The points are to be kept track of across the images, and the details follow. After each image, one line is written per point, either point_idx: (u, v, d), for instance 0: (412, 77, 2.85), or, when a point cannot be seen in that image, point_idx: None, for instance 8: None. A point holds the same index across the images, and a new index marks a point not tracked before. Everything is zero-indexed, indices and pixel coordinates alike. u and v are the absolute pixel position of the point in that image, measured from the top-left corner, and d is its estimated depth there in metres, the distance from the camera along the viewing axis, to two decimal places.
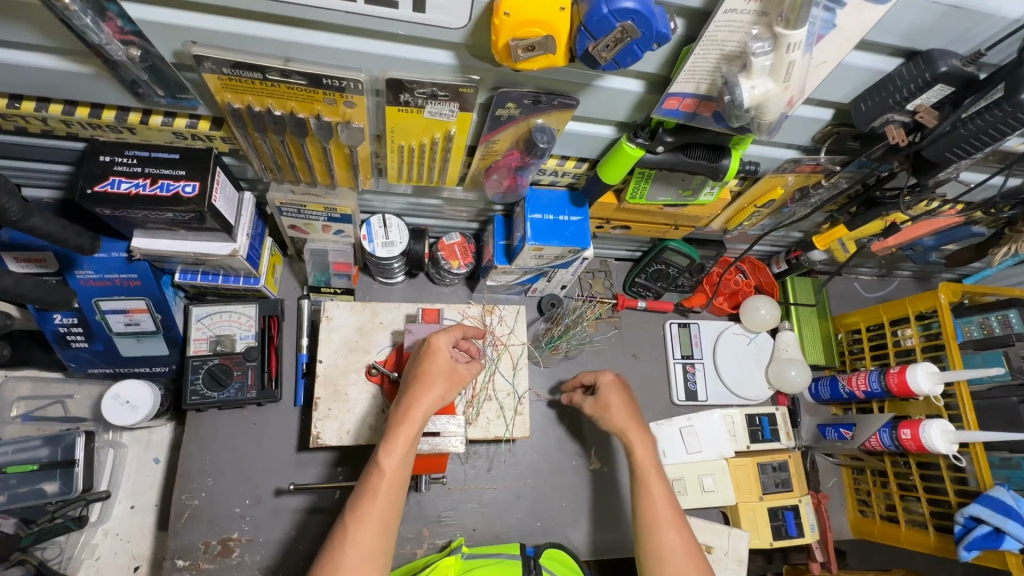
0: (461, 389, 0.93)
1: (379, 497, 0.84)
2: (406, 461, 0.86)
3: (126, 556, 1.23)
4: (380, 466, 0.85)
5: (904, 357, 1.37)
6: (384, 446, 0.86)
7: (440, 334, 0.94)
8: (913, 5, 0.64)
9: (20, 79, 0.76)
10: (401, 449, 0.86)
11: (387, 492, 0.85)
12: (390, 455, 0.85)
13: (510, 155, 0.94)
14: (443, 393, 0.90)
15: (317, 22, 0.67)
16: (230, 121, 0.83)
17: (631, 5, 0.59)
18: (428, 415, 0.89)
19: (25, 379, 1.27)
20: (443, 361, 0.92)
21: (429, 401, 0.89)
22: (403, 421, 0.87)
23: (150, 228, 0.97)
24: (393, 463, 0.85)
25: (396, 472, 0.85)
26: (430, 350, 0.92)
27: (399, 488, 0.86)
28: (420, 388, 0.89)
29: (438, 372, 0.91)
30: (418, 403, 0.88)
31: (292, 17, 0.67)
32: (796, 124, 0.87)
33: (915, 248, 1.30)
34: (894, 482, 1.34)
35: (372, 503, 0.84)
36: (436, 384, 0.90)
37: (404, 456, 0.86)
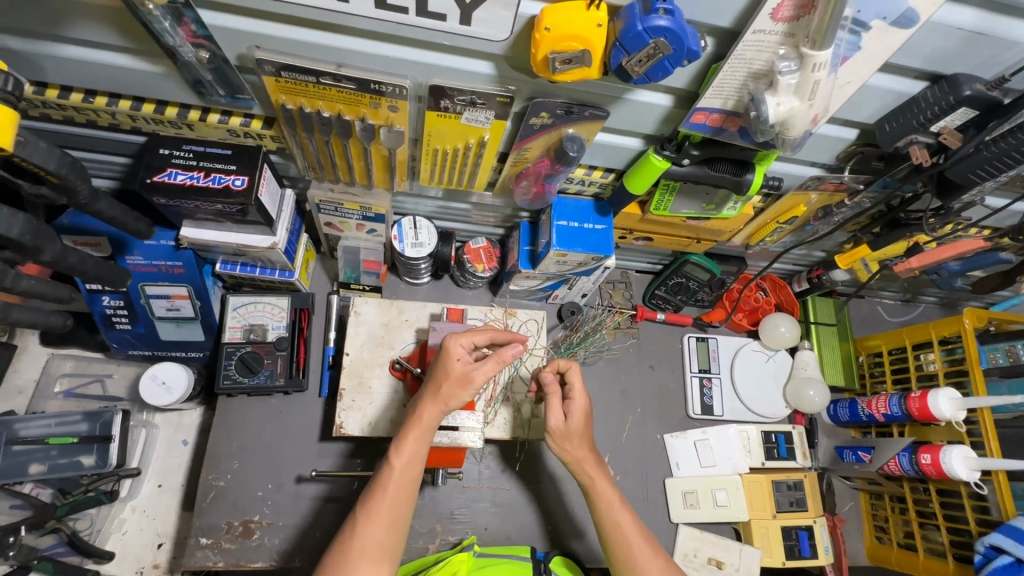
0: (469, 393, 0.89)
1: (387, 494, 0.88)
2: (414, 461, 0.89)
3: (151, 533, 1.27)
4: (390, 463, 0.89)
5: (926, 382, 1.36)
6: (395, 446, 0.90)
7: (456, 337, 0.91)
8: (938, 31, 0.66)
9: (95, 76, 0.83)
10: (410, 451, 0.89)
11: (396, 490, 0.88)
12: (400, 455, 0.89)
13: (540, 162, 0.98)
14: (446, 396, 0.89)
15: (346, 27, 0.72)
16: (281, 121, 0.89)
17: (664, 23, 0.62)
18: (435, 420, 0.91)
19: (69, 357, 1.33)
20: (454, 366, 0.89)
21: (436, 407, 0.90)
22: (413, 425, 0.90)
23: (198, 218, 1.04)
24: (401, 461, 0.89)
25: (405, 470, 0.89)
26: (445, 356, 0.90)
27: (408, 486, 0.89)
28: (429, 395, 0.90)
29: (447, 376, 0.89)
30: (426, 411, 0.90)
31: (323, 22, 0.72)
32: (820, 142, 0.89)
33: (940, 273, 1.29)
34: (913, 509, 1.32)
35: (379, 500, 0.87)
36: (441, 392, 0.89)
37: (412, 457, 0.89)
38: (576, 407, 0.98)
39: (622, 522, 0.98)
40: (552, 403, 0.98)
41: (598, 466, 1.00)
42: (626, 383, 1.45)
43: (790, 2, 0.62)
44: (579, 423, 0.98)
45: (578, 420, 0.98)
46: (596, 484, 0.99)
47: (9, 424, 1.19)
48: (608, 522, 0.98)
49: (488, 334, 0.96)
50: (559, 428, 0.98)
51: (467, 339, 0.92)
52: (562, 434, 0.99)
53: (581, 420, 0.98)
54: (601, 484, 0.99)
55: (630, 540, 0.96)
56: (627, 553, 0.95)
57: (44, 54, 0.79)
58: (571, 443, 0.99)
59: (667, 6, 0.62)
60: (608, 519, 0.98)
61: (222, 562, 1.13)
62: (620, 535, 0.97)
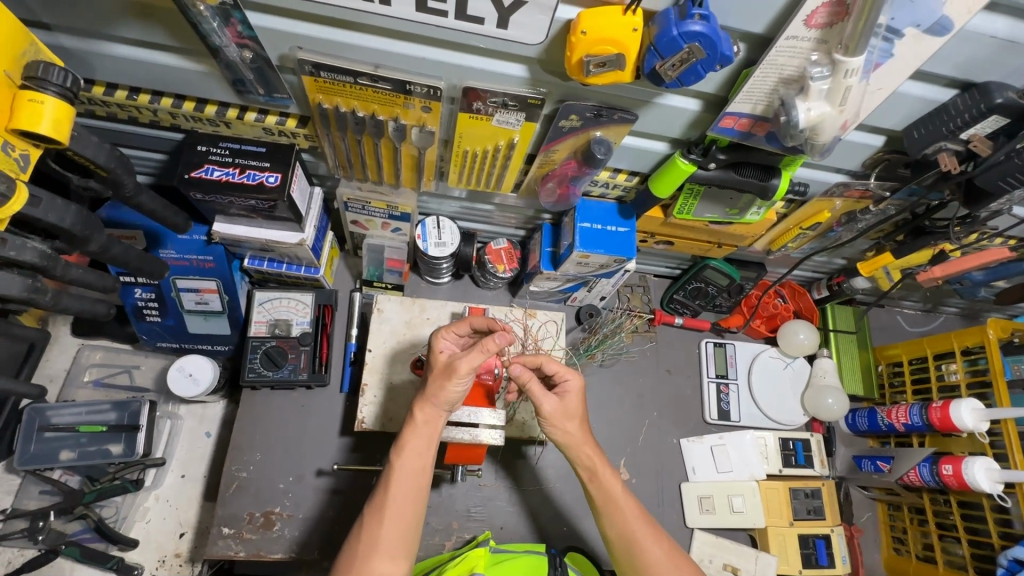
0: (456, 381, 0.87)
1: (390, 495, 0.87)
2: (417, 461, 0.88)
3: (173, 522, 1.29)
4: (391, 466, 0.89)
5: (948, 393, 1.35)
6: (395, 449, 0.89)
7: (438, 334, 0.96)
8: (971, 38, 0.67)
9: (141, 74, 0.86)
10: (410, 453, 0.88)
11: (400, 492, 0.87)
12: (400, 457, 0.89)
13: (567, 164, 1.00)
14: (436, 393, 0.88)
15: (356, 23, 0.74)
16: (316, 120, 0.91)
17: (699, 28, 0.63)
18: (434, 419, 0.90)
19: (98, 348, 1.37)
20: (438, 360, 0.92)
21: (430, 405, 0.89)
22: (410, 427, 0.90)
23: (231, 214, 1.06)
24: (400, 463, 0.88)
25: (407, 471, 0.88)
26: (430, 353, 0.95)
27: (415, 486, 0.88)
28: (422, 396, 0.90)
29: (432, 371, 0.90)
30: (421, 411, 0.90)
31: (333, 18, 0.74)
32: (848, 148, 0.90)
33: (964, 282, 1.29)
34: (933, 521, 1.30)
35: (382, 501, 0.87)
36: (432, 390, 0.89)
37: (413, 458, 0.88)
38: (572, 388, 0.95)
39: (625, 508, 0.94)
40: (535, 388, 0.93)
41: (596, 448, 0.97)
42: (643, 386, 1.46)
43: (825, 8, 0.63)
44: (572, 404, 0.95)
45: (575, 401, 0.95)
46: (600, 473, 0.95)
47: (42, 410, 1.22)
48: (611, 510, 0.94)
49: (469, 324, 0.98)
50: (552, 410, 0.94)
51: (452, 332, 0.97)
52: (558, 416, 0.94)
53: (573, 402, 0.95)
54: (601, 468, 0.96)
55: (630, 521, 0.93)
56: (630, 538, 0.92)
57: (95, 53, 0.82)
58: (567, 424, 0.95)
59: (703, 11, 0.63)
60: (609, 505, 0.95)
61: (243, 552, 1.15)
62: (622, 521, 0.93)
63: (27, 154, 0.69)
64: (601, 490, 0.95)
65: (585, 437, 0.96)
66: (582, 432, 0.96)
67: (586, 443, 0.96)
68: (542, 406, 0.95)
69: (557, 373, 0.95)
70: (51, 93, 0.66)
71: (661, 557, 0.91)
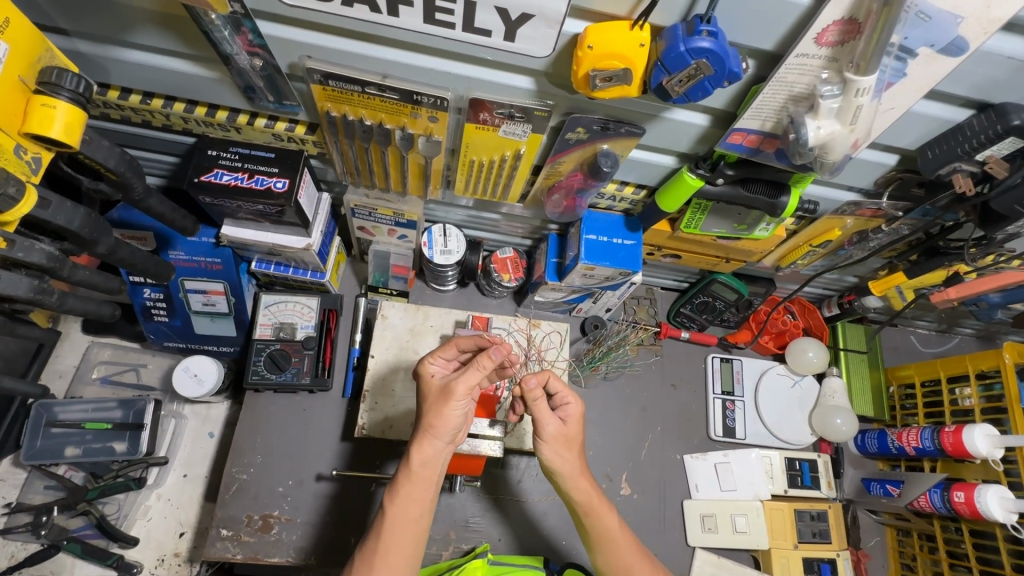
0: (456, 406, 0.84)
1: (382, 540, 0.82)
2: (409, 503, 0.84)
3: (174, 521, 1.29)
4: (383, 510, 0.85)
5: (961, 418, 1.31)
6: (388, 491, 0.86)
7: (426, 359, 0.93)
8: (987, 59, 0.65)
9: (154, 79, 0.88)
10: (406, 494, 0.84)
11: (393, 537, 0.82)
12: (393, 499, 0.84)
13: (573, 176, 0.99)
14: (432, 424, 0.84)
15: (380, 37, 0.75)
16: (325, 128, 0.92)
17: (707, 45, 0.62)
18: (430, 454, 0.85)
19: (107, 345, 1.38)
20: (431, 385, 0.89)
21: (429, 439, 0.85)
22: (403, 466, 0.86)
23: (239, 218, 1.07)
24: (391, 504, 0.84)
25: (402, 514, 0.83)
26: (420, 377, 0.92)
27: (409, 530, 0.83)
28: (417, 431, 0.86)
29: (428, 397, 0.88)
30: (419, 447, 0.85)
31: (358, 32, 0.75)
32: (861, 166, 0.89)
33: (979, 304, 1.25)
34: (943, 549, 1.26)
35: (373, 549, 0.82)
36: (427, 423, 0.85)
37: (404, 499, 0.84)
38: (573, 412, 0.93)
39: (625, 545, 0.91)
40: (540, 407, 0.90)
41: (591, 483, 0.93)
42: (648, 400, 1.44)
43: (836, 27, 0.62)
44: (572, 429, 0.93)
45: (574, 425, 0.93)
46: (596, 509, 0.92)
47: (50, 406, 1.24)
48: (607, 550, 0.92)
49: (457, 346, 0.95)
50: (553, 434, 0.91)
51: (440, 357, 0.93)
52: (559, 441, 0.92)
53: (573, 428, 0.93)
54: (598, 504, 0.92)
55: (620, 557, 0.91)
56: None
57: (110, 58, 0.83)
58: (566, 451, 0.92)
59: (711, 28, 0.62)
60: (607, 547, 0.92)
61: (241, 555, 1.15)
62: (618, 559, 0.91)
63: (38, 157, 0.70)
64: (596, 528, 0.92)
65: (581, 467, 0.93)
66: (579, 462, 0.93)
67: (583, 473, 0.92)
68: (544, 426, 0.91)
69: (559, 394, 0.94)
70: (63, 99, 0.67)
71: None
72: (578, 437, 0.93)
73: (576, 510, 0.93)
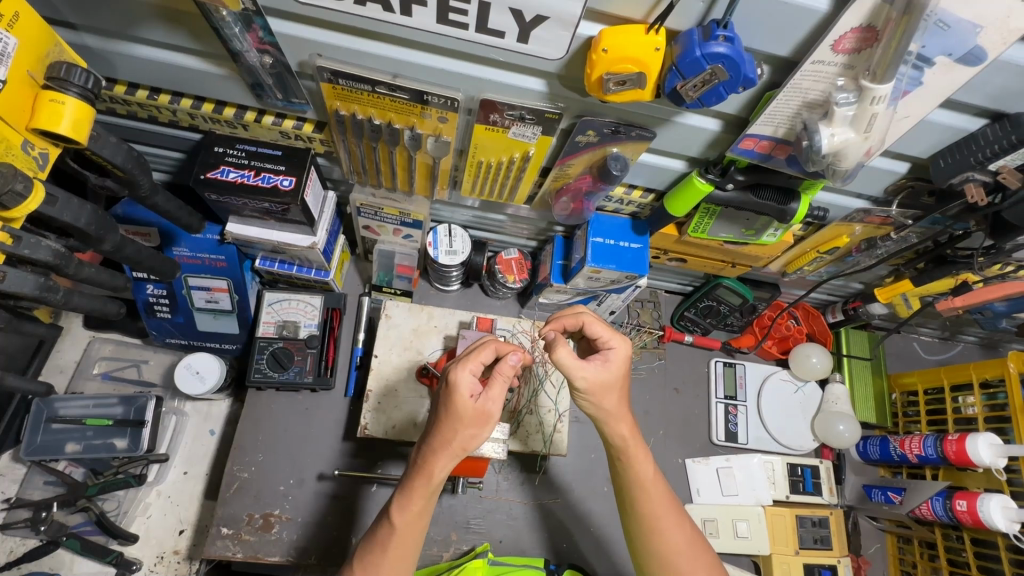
0: (490, 429, 0.82)
1: (388, 555, 0.82)
2: (419, 516, 0.83)
3: (173, 519, 1.28)
4: (392, 522, 0.83)
5: (964, 426, 1.31)
6: (399, 503, 0.83)
7: (461, 366, 0.80)
8: (1004, 69, 0.65)
9: (160, 75, 0.87)
10: (417, 508, 0.83)
11: (398, 549, 0.82)
12: (403, 513, 0.83)
13: (582, 179, 0.99)
14: (461, 446, 0.81)
15: (392, 36, 0.75)
16: (333, 126, 0.92)
17: (723, 50, 0.61)
18: (449, 470, 0.83)
19: (108, 341, 1.38)
20: (467, 407, 0.79)
21: (454, 458, 0.82)
22: (421, 483, 0.82)
23: (245, 215, 1.06)
24: (405, 517, 0.82)
25: (408, 528, 0.83)
26: (450, 391, 0.80)
27: (413, 543, 0.84)
28: (443, 452, 0.81)
29: (463, 419, 0.80)
30: (442, 466, 0.82)
31: (369, 30, 0.75)
32: (871, 174, 0.88)
33: (985, 312, 1.25)
34: (944, 557, 1.26)
35: (377, 562, 0.82)
36: (456, 446, 0.81)
37: (417, 514, 0.83)
38: (617, 355, 0.85)
39: (654, 495, 0.89)
40: (565, 357, 0.81)
41: (629, 425, 0.88)
42: (651, 403, 1.44)
43: (853, 35, 0.61)
44: (611, 374, 0.84)
45: (615, 369, 0.85)
46: (631, 454, 0.88)
47: (51, 401, 1.23)
48: (635, 496, 0.89)
49: (491, 353, 0.85)
50: (592, 382, 0.83)
51: (472, 366, 0.81)
52: (598, 388, 0.84)
53: (612, 373, 0.84)
54: (635, 448, 0.89)
55: (651, 500, 0.89)
56: (651, 522, 0.89)
57: (118, 53, 0.83)
58: (604, 397, 0.85)
59: (727, 33, 0.62)
60: (640, 491, 0.89)
61: (240, 554, 1.14)
62: (645, 506, 0.89)
63: (45, 153, 0.69)
64: (627, 473, 0.89)
65: (621, 412, 0.87)
66: (620, 405, 0.86)
67: (622, 416, 0.87)
68: (586, 373, 0.82)
69: (602, 337, 0.88)
70: (71, 94, 0.66)
71: (682, 543, 0.88)
72: (620, 381, 0.85)
73: (611, 451, 0.90)
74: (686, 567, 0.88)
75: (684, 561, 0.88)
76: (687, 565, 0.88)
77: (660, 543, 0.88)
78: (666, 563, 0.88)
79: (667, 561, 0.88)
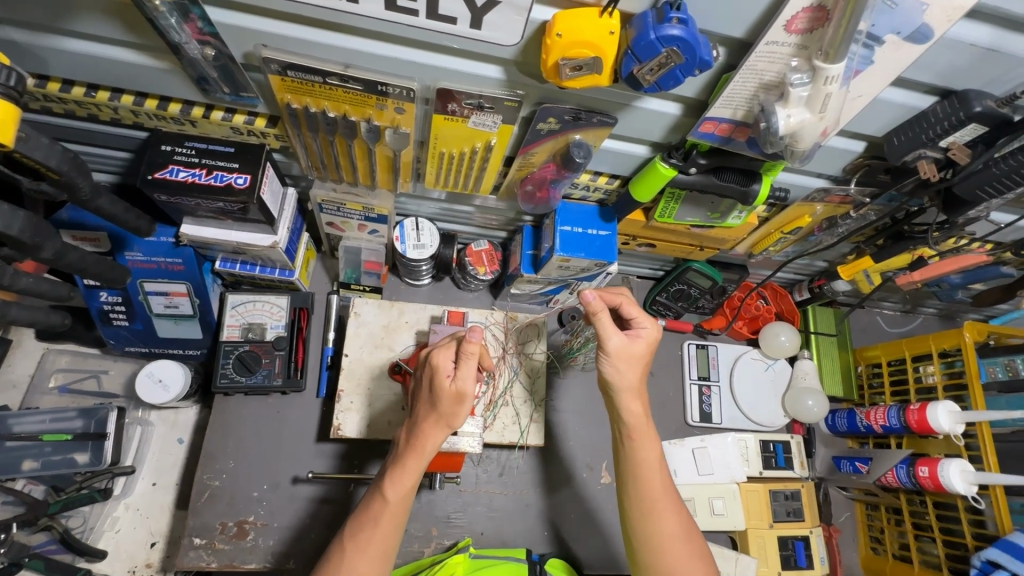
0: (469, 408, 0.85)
1: (378, 526, 0.85)
2: (410, 489, 0.87)
3: (144, 532, 1.25)
4: (384, 494, 0.87)
5: (924, 395, 1.36)
6: (392, 475, 0.87)
7: (437, 352, 0.87)
8: (951, 47, 0.66)
9: (95, 70, 0.82)
10: (407, 480, 0.86)
11: (388, 520, 0.86)
12: (395, 485, 0.86)
13: (546, 167, 0.98)
14: (447, 422, 0.86)
15: (344, 25, 0.72)
16: (286, 120, 0.88)
17: (677, 32, 0.61)
18: (435, 443, 0.87)
19: (64, 352, 1.32)
20: (445, 387, 0.84)
21: (439, 430, 0.86)
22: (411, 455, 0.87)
23: (200, 216, 1.02)
24: (398, 492, 0.86)
25: (399, 501, 0.87)
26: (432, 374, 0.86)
27: (401, 516, 0.87)
28: (430, 426, 0.86)
29: (443, 397, 0.84)
30: (428, 437, 0.86)
31: (323, 20, 0.71)
32: (830, 153, 0.90)
33: (941, 285, 1.29)
34: (909, 521, 1.31)
35: (366, 531, 0.85)
36: (442, 421, 0.86)
37: (408, 487, 0.86)
38: (646, 334, 0.89)
39: (655, 478, 0.91)
40: (603, 321, 0.86)
41: (644, 405, 0.91)
42: None
43: (805, 14, 0.62)
44: (638, 348, 0.88)
45: (641, 347, 0.89)
46: (640, 434, 0.91)
47: (4, 419, 1.18)
48: (636, 478, 0.91)
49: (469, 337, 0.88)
50: (620, 347, 0.87)
51: (452, 352, 0.87)
52: (622, 357, 0.88)
53: (639, 347, 0.88)
54: (642, 431, 0.91)
55: (650, 486, 0.90)
56: (649, 507, 0.90)
57: (46, 47, 0.78)
58: (628, 368, 0.89)
59: (681, 15, 0.61)
60: (642, 473, 0.91)
61: (216, 563, 1.12)
62: (645, 489, 0.90)
63: None
64: (631, 454, 0.92)
65: (639, 388, 0.90)
66: (639, 380, 0.90)
67: (639, 393, 0.90)
68: (608, 341, 0.87)
69: (635, 318, 0.91)
70: None
71: (677, 530, 0.90)
72: (641, 358, 0.89)
73: (620, 430, 0.92)
74: (679, 554, 0.88)
75: (676, 548, 0.89)
76: (680, 553, 0.88)
77: (650, 530, 0.89)
78: (659, 549, 0.88)
79: (658, 547, 0.89)
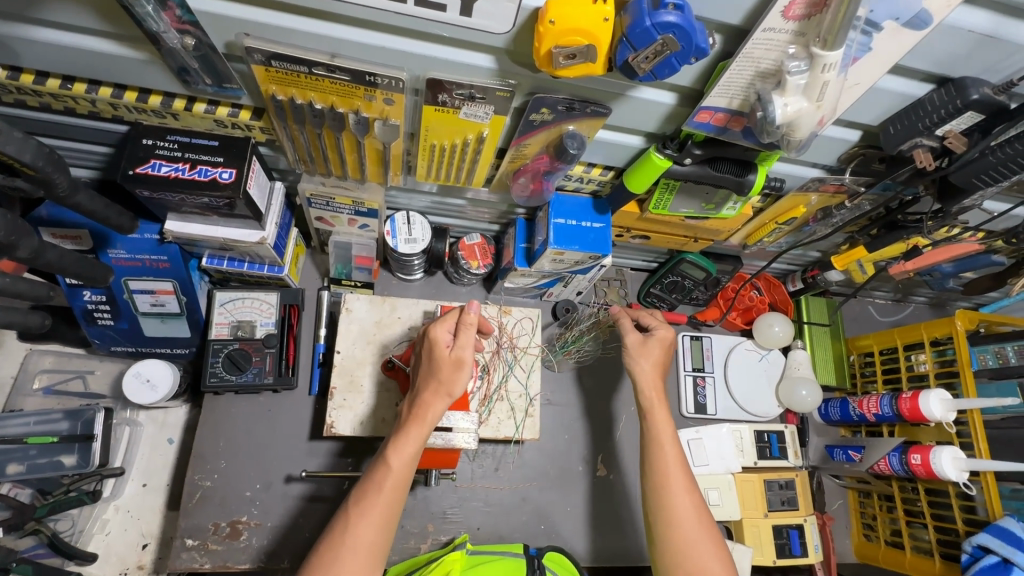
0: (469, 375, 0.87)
1: (383, 495, 0.84)
2: (412, 457, 0.86)
3: (135, 533, 1.24)
4: (387, 463, 0.85)
5: (916, 383, 1.37)
6: (394, 443, 0.86)
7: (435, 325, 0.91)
8: (948, 34, 0.65)
9: (70, 61, 0.79)
10: (409, 449, 0.85)
11: (391, 489, 0.84)
12: (398, 454, 0.85)
13: (539, 159, 0.96)
14: (449, 388, 0.87)
15: (332, 13, 0.70)
16: (271, 112, 0.86)
17: (673, 19, 0.59)
18: (437, 411, 0.87)
19: (48, 353, 1.29)
20: (443, 354, 0.88)
21: (441, 397, 0.87)
22: (414, 422, 0.87)
23: (184, 212, 1.00)
24: (401, 460, 0.85)
25: (402, 471, 0.85)
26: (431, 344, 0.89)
27: (403, 487, 0.86)
28: (431, 392, 0.87)
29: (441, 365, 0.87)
30: (429, 405, 0.87)
31: (310, 8, 0.69)
32: (825, 143, 0.89)
33: (933, 274, 1.26)
34: (901, 508, 1.33)
35: (369, 497, 0.84)
36: (442, 386, 0.87)
37: (411, 455, 0.85)
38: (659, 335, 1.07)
39: (669, 453, 0.96)
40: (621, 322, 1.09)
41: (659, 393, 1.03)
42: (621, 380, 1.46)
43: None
44: (652, 343, 1.06)
45: (654, 344, 1.06)
46: (654, 412, 1.00)
47: None
48: (651, 452, 0.97)
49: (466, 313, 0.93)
50: (632, 343, 1.07)
51: (450, 325, 0.91)
52: (636, 349, 1.05)
53: (653, 342, 1.06)
54: (658, 411, 1.00)
55: (665, 462, 0.95)
56: (662, 478, 0.94)
57: (17, 37, 0.74)
58: (642, 359, 1.05)
59: (677, 2, 0.60)
60: (657, 448, 0.97)
61: (209, 564, 1.11)
62: (659, 462, 0.96)
63: None
64: (649, 430, 0.99)
65: (653, 376, 1.04)
66: (654, 371, 1.04)
67: (654, 378, 1.03)
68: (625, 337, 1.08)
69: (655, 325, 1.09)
70: None
71: (689, 509, 0.92)
72: (655, 353, 1.05)
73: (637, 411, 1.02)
74: (689, 528, 0.90)
75: (688, 523, 0.91)
76: (691, 529, 0.90)
77: (663, 505, 0.92)
78: (669, 521, 0.91)
79: (669, 518, 0.91)
